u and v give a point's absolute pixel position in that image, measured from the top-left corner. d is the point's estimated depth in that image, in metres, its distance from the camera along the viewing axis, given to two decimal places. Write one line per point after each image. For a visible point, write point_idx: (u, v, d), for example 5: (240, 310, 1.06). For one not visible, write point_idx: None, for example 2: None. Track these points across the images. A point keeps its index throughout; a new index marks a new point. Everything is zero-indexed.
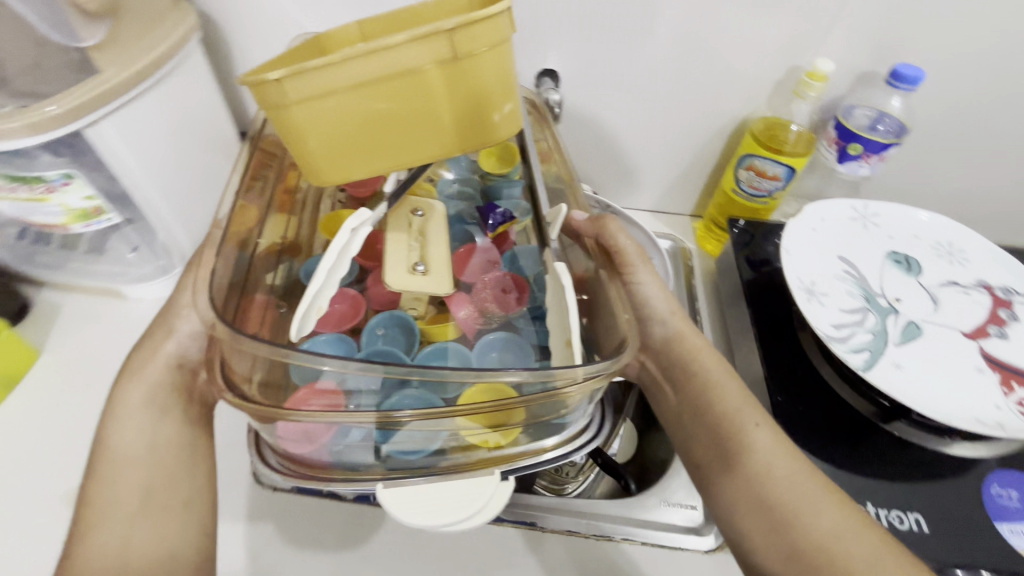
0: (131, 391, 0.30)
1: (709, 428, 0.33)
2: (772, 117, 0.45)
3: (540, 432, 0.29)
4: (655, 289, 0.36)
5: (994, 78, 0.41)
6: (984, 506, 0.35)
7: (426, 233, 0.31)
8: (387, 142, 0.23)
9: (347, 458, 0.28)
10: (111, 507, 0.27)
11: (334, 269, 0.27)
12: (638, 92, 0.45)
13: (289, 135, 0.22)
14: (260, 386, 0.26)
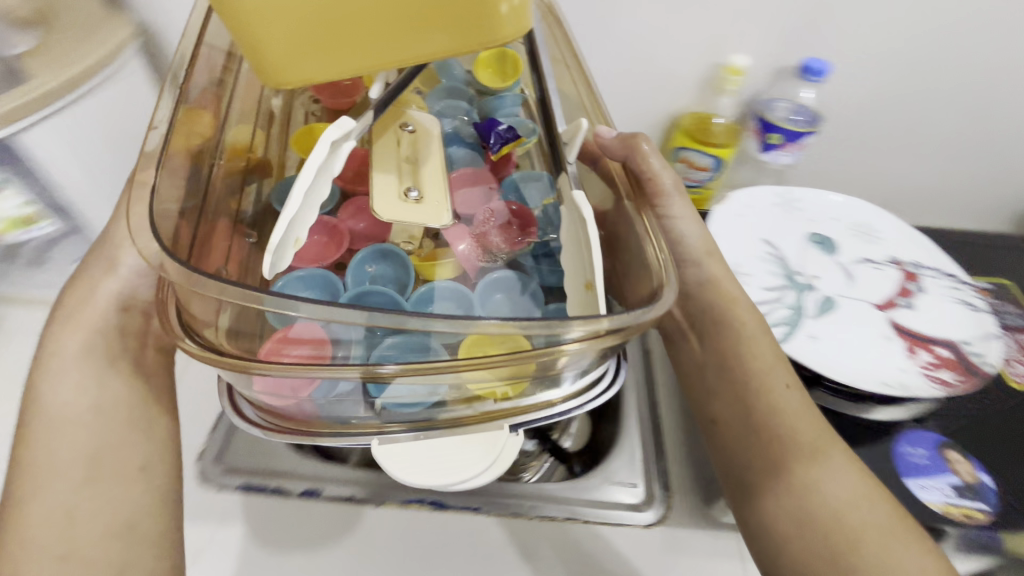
0: (70, 339, 0.26)
1: (734, 385, 0.31)
2: (700, 111, 0.46)
3: (549, 384, 0.26)
4: (689, 226, 0.34)
5: (901, 62, 0.42)
6: (900, 464, 0.33)
7: (417, 153, 0.28)
8: (359, 28, 0.20)
9: (333, 412, 0.25)
10: (51, 472, 0.23)
11: (308, 190, 0.23)
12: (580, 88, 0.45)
13: (239, 16, 0.19)
14: (228, 331, 0.23)
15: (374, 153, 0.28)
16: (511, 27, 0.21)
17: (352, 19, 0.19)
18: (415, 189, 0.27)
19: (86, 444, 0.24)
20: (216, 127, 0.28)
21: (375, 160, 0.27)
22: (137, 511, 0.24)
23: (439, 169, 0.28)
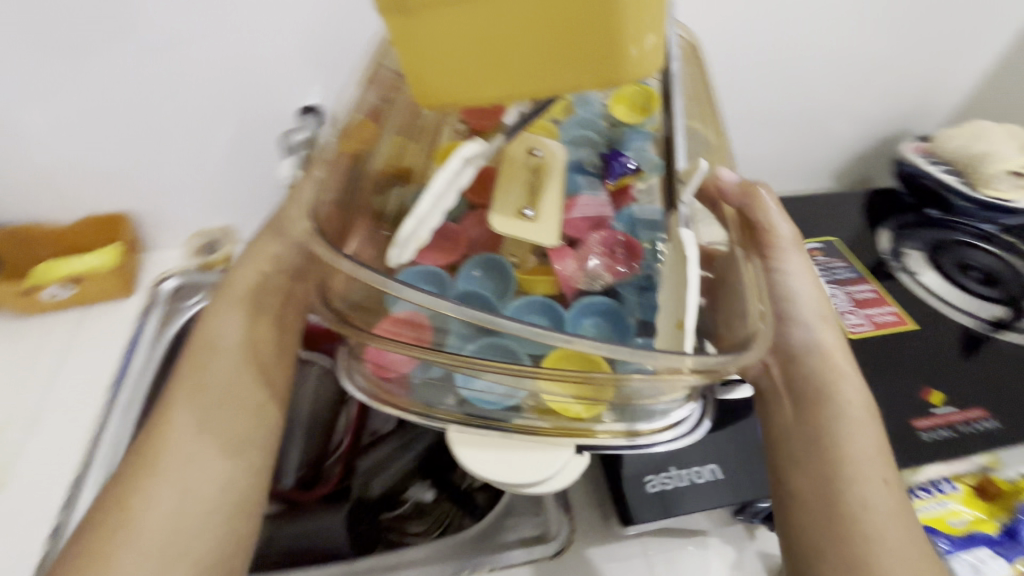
0: (231, 313, 0.46)
1: (824, 462, 0.38)
2: None
3: (619, 414, 0.34)
4: (796, 271, 0.44)
5: None
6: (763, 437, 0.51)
7: (540, 175, 0.37)
8: (513, 59, 0.28)
9: (418, 392, 0.35)
10: (201, 391, 0.42)
11: (442, 199, 0.31)
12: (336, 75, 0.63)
13: (415, 41, 0.28)
14: (362, 307, 0.33)
15: (502, 168, 0.37)
16: (641, 65, 0.29)
17: (507, 41, 0.27)
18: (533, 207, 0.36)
19: (224, 369, 0.44)
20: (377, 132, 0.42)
21: (504, 174, 0.37)
22: (256, 431, 0.43)
23: (553, 196, 0.37)
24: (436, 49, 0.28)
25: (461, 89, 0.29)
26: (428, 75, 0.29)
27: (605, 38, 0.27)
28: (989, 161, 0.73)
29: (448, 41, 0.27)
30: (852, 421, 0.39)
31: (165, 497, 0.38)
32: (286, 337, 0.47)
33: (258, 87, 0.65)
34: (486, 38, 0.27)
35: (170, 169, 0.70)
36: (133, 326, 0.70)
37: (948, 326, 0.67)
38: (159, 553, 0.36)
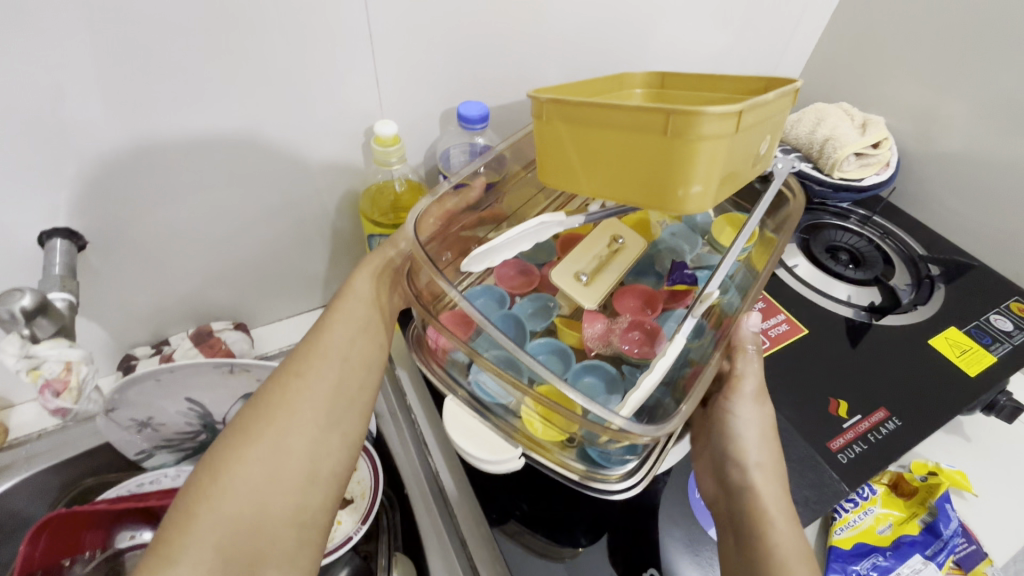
0: (370, 271, 0.53)
1: (745, 565, 0.39)
2: (371, 191, 0.62)
3: (581, 458, 0.48)
4: (750, 428, 0.45)
5: (426, 84, 0.57)
6: (693, 505, 0.53)
7: (610, 259, 0.55)
8: (600, 169, 0.42)
9: (449, 370, 0.53)
10: (344, 318, 0.50)
11: (516, 243, 0.51)
12: (167, 185, 0.53)
13: (549, 132, 0.43)
14: (428, 296, 0.51)
15: (586, 242, 0.56)
16: (688, 206, 0.40)
17: (621, 159, 0.40)
18: (590, 274, 0.54)
19: (348, 344, 0.49)
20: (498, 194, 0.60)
21: (583, 247, 0.55)
22: (352, 408, 0.47)
23: (615, 271, 0.55)
24: (556, 147, 0.44)
25: (567, 179, 0.45)
26: (545, 158, 0.45)
27: (666, 181, 0.39)
28: (835, 146, 0.74)
29: (574, 148, 0.42)
30: (787, 532, 0.39)
31: (295, 445, 0.43)
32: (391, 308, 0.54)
33: None
34: (588, 144, 0.41)
35: None
36: None
37: (830, 316, 0.67)
38: (264, 487, 0.41)
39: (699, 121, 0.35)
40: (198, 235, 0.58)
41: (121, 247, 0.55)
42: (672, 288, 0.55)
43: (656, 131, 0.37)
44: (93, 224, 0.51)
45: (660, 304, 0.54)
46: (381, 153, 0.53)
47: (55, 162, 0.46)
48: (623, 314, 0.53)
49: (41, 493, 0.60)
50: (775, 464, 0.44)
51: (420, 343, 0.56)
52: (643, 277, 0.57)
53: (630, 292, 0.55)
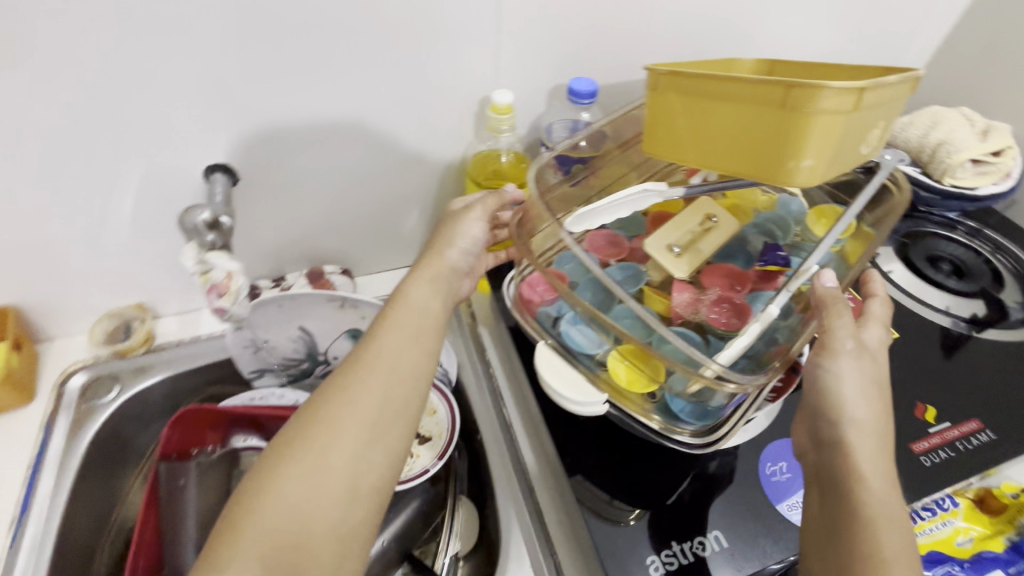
0: (423, 275, 0.53)
1: (830, 519, 0.39)
2: (479, 155, 0.66)
3: (659, 411, 0.54)
4: (848, 380, 0.42)
5: (541, 59, 0.61)
6: (763, 482, 0.54)
7: (703, 235, 0.58)
8: (709, 140, 0.44)
9: (541, 320, 0.59)
10: (394, 323, 0.49)
11: (616, 209, 0.59)
12: (307, 136, 0.60)
13: (661, 103, 0.46)
14: (534, 249, 0.56)
15: (679, 218, 0.59)
16: (794, 179, 0.42)
17: (733, 130, 0.43)
18: (681, 246, 0.57)
19: (399, 354, 0.47)
20: (594, 164, 0.62)
21: (677, 222, 0.59)
22: (398, 418, 0.45)
23: (706, 246, 0.58)
24: (664, 118, 0.46)
25: (674, 149, 0.47)
26: (653, 130, 0.48)
27: (778, 151, 0.41)
28: (949, 151, 0.71)
29: (684, 119, 0.45)
30: (881, 496, 0.38)
31: (334, 461, 0.41)
32: (443, 315, 0.52)
33: (148, 143, 0.55)
34: (701, 114, 0.44)
35: (63, 251, 0.60)
36: (41, 435, 0.60)
37: (925, 323, 0.65)
38: (304, 498, 0.40)
39: (820, 95, 0.38)
40: (324, 184, 0.65)
41: (264, 187, 0.63)
42: (759, 271, 0.57)
43: (774, 104, 0.40)
44: (246, 162, 0.60)
45: (748, 284, 0.56)
46: (495, 120, 0.58)
47: (231, 103, 0.54)
48: (709, 288, 0.56)
49: (174, 395, 0.69)
50: (875, 424, 0.41)
51: (514, 297, 0.62)
52: (733, 257, 0.59)
53: (718, 271, 0.57)
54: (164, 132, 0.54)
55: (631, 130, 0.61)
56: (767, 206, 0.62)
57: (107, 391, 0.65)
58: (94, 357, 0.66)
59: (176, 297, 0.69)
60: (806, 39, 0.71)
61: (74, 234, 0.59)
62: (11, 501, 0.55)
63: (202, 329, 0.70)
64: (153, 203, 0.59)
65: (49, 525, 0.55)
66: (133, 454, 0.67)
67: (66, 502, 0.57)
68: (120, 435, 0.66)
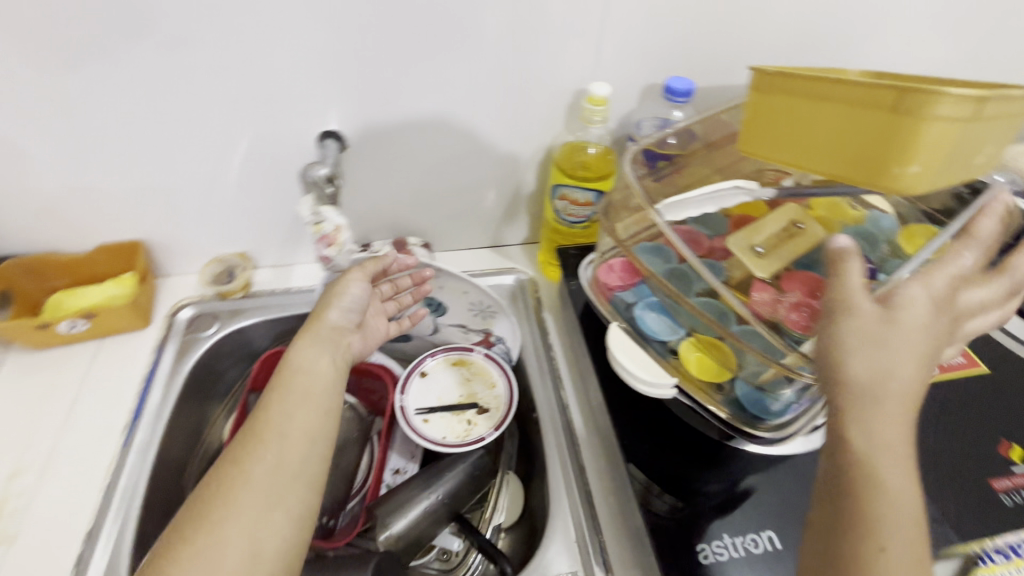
0: (305, 344, 0.58)
1: (844, 500, 0.36)
2: (568, 144, 0.69)
3: (724, 400, 0.58)
4: (877, 356, 0.36)
5: (639, 58, 0.63)
6: (819, 494, 0.54)
7: (788, 239, 0.57)
8: (808, 141, 0.45)
9: (617, 304, 0.64)
10: (284, 393, 0.55)
11: (701, 207, 0.61)
12: (412, 114, 0.65)
13: (761, 103, 0.47)
14: (624, 232, 0.61)
15: (765, 221, 0.59)
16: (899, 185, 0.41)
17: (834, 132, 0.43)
18: (765, 248, 0.57)
19: (304, 417, 0.54)
20: (680, 162, 0.64)
21: (759, 226, 0.59)
22: (296, 479, 0.51)
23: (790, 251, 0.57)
24: (763, 117, 0.47)
25: (772, 150, 0.47)
26: (752, 132, 0.48)
27: (883, 156, 0.40)
28: None
29: (784, 118, 0.45)
30: (900, 483, 0.36)
31: (235, 532, 0.46)
32: (333, 373, 0.58)
33: (278, 104, 0.61)
34: (801, 115, 0.44)
35: (191, 197, 0.68)
36: (153, 357, 0.68)
37: (1015, 362, 0.62)
38: (207, 564, 0.44)
39: (938, 101, 0.37)
40: (419, 161, 0.70)
41: (367, 156, 0.68)
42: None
43: (885, 107, 0.39)
44: (356, 131, 0.65)
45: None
46: (589, 111, 0.60)
47: (354, 74, 0.60)
48: (790, 291, 0.54)
49: (262, 339, 0.76)
50: (916, 397, 0.37)
51: (591, 279, 0.67)
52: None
53: (800, 278, 0.54)
54: (292, 96, 0.61)
55: (717, 133, 0.62)
56: (856, 220, 0.61)
57: (208, 327, 0.72)
58: (201, 295, 0.73)
59: (275, 250, 0.76)
60: (916, 57, 0.69)
61: (203, 181, 0.66)
62: (125, 409, 0.63)
63: (293, 282, 0.77)
64: (272, 159, 0.66)
65: (153, 435, 0.62)
66: (221, 388, 0.74)
67: (167, 418, 0.65)
68: (214, 368, 0.73)
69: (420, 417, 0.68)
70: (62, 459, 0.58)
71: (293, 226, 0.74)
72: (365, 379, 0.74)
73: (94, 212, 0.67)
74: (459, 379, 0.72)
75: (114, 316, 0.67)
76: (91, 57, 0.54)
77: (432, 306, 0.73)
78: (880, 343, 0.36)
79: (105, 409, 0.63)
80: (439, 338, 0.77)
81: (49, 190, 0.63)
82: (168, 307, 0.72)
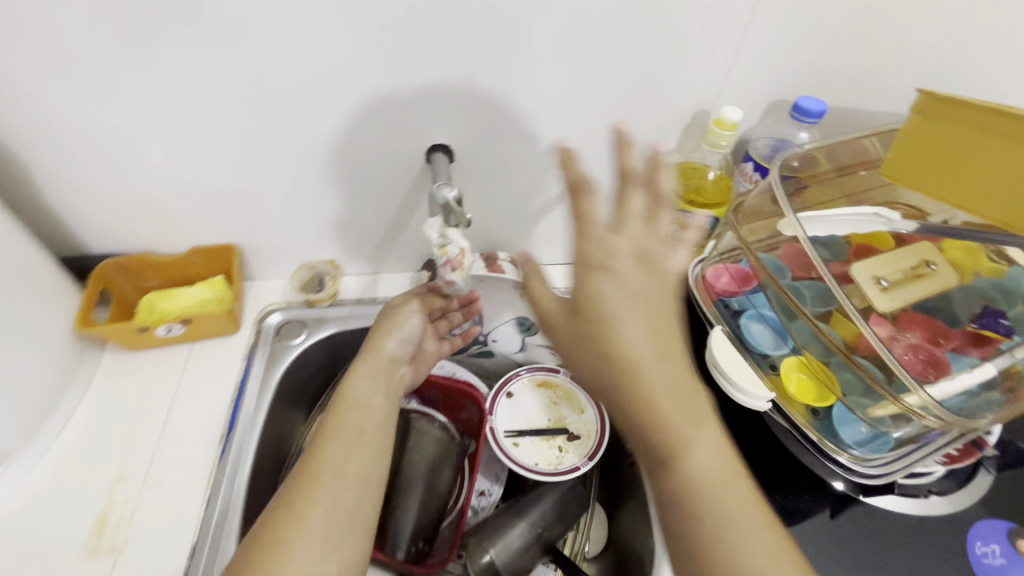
0: (362, 372, 0.56)
1: (688, 483, 0.37)
2: (685, 162, 0.65)
3: (823, 427, 0.54)
4: (614, 290, 0.39)
5: (768, 83, 0.60)
6: (971, 561, 0.49)
7: (916, 278, 0.54)
8: (968, 175, 0.43)
9: (721, 308, 0.62)
10: (339, 429, 0.51)
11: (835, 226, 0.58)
12: (522, 130, 0.62)
13: (917, 128, 0.46)
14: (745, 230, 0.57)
15: (893, 255, 0.55)
16: None
17: (1006, 166, 0.41)
18: (889, 282, 0.53)
19: (361, 457, 0.50)
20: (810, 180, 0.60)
21: (892, 257, 0.55)
22: (353, 528, 0.47)
23: (913, 290, 0.54)
24: (919, 143, 0.46)
25: (918, 176, 0.47)
26: (902, 153, 0.48)
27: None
28: None
29: (945, 147, 0.44)
30: (701, 455, 0.37)
31: None
32: (387, 409, 0.56)
33: (389, 117, 0.59)
34: (966, 145, 0.43)
35: (288, 204, 0.66)
36: (244, 363, 0.67)
37: None
38: None
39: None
40: (519, 177, 0.68)
41: (469, 171, 0.66)
42: (969, 332, 0.52)
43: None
44: (462, 146, 0.63)
45: (952, 342, 0.52)
46: (716, 135, 0.58)
47: (472, 91, 0.58)
48: (908, 332, 0.52)
49: (344, 347, 0.75)
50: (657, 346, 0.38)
51: (699, 279, 0.65)
52: (938, 313, 0.53)
53: (919, 320, 0.53)
54: (406, 110, 0.58)
55: (847, 156, 0.60)
56: (994, 272, 0.55)
57: (296, 334, 0.72)
58: (287, 301, 0.73)
59: (362, 259, 0.75)
60: None
61: (303, 190, 0.65)
62: (221, 418, 0.62)
63: (380, 292, 0.75)
64: (374, 171, 0.64)
65: (247, 445, 0.62)
66: (303, 394, 0.74)
67: (259, 428, 0.64)
68: (298, 375, 0.72)
69: (509, 440, 0.66)
70: (161, 467, 0.58)
71: (385, 236, 0.72)
72: (450, 395, 0.71)
73: (192, 216, 0.66)
74: (545, 402, 0.70)
75: (208, 320, 0.66)
76: (211, 65, 0.52)
77: (524, 325, 0.71)
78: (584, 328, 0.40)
79: (201, 416, 0.62)
80: (525, 356, 0.75)
81: (152, 193, 0.62)
82: (257, 313, 0.72)
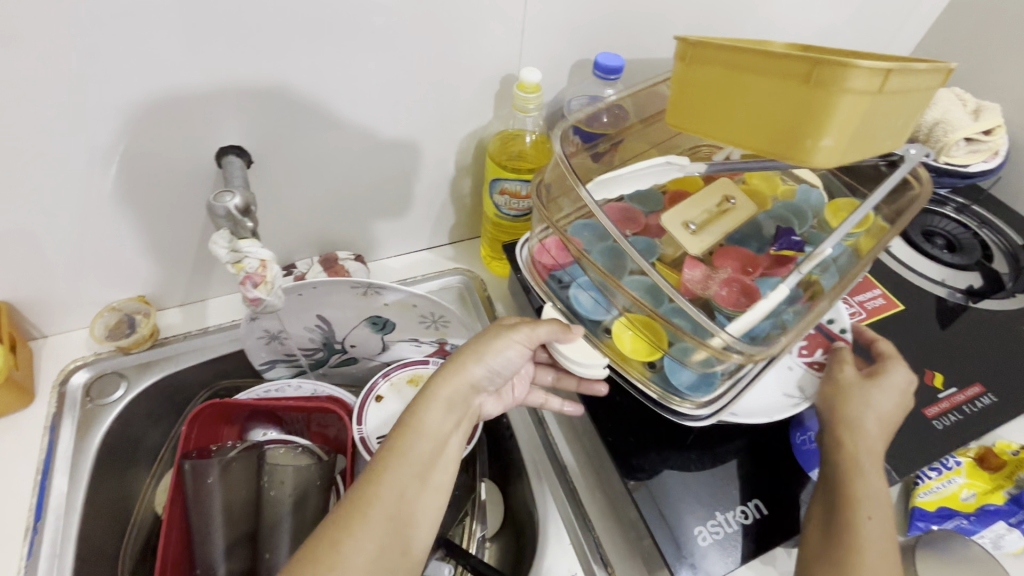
0: (433, 409, 0.46)
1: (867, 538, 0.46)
2: (506, 131, 0.66)
3: (655, 378, 0.54)
4: (445, 428, 0.46)
5: (562, 38, 0.60)
6: (795, 451, 0.57)
7: (722, 215, 0.58)
8: (731, 115, 0.40)
9: (552, 283, 0.58)
10: (407, 460, 0.43)
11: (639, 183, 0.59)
12: (326, 117, 0.57)
13: (681, 70, 0.42)
14: (552, 203, 0.55)
15: (698, 197, 0.58)
16: (822, 160, 0.38)
17: (756, 106, 0.38)
18: (698, 225, 0.56)
19: (398, 497, 0.41)
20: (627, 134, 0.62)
21: (697, 200, 0.58)
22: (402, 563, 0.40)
23: (720, 226, 0.57)
24: (685, 89, 0.42)
25: (688, 118, 0.43)
26: (671, 97, 0.44)
27: (798, 130, 0.37)
28: (946, 129, 0.74)
29: (706, 88, 0.41)
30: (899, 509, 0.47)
31: None
32: (455, 437, 0.47)
33: (159, 123, 0.51)
34: (723, 87, 0.39)
35: (60, 243, 0.56)
36: (47, 436, 0.57)
37: (924, 296, 0.70)
38: None
39: (849, 72, 0.34)
40: (338, 169, 0.63)
41: (279, 172, 0.60)
42: (773, 254, 0.57)
43: (803, 79, 0.36)
44: (261, 144, 0.57)
45: (760, 267, 0.56)
46: (522, 99, 0.58)
47: (252, 86, 0.52)
48: (721, 268, 0.55)
49: (182, 390, 0.67)
50: None
51: (529, 259, 0.62)
52: (746, 241, 0.59)
53: (731, 253, 0.56)
54: (177, 116, 0.51)
55: (652, 106, 0.61)
56: (787, 194, 0.65)
57: (114, 389, 0.62)
58: (95, 353, 0.62)
59: (180, 288, 0.66)
60: (817, 15, 0.72)
61: (78, 221, 0.55)
62: (24, 509, 0.53)
63: (210, 321, 0.67)
64: (164, 186, 0.56)
65: (67, 532, 0.53)
66: (143, 452, 0.65)
67: (82, 508, 0.55)
68: (130, 433, 0.63)
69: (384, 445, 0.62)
70: None
71: (200, 257, 0.64)
72: (313, 416, 0.65)
73: None
74: None
75: None
76: None
77: (378, 325, 0.66)
78: (431, 457, 0.44)
79: None
80: (390, 355, 0.71)
81: None
82: (53, 376, 0.60)
